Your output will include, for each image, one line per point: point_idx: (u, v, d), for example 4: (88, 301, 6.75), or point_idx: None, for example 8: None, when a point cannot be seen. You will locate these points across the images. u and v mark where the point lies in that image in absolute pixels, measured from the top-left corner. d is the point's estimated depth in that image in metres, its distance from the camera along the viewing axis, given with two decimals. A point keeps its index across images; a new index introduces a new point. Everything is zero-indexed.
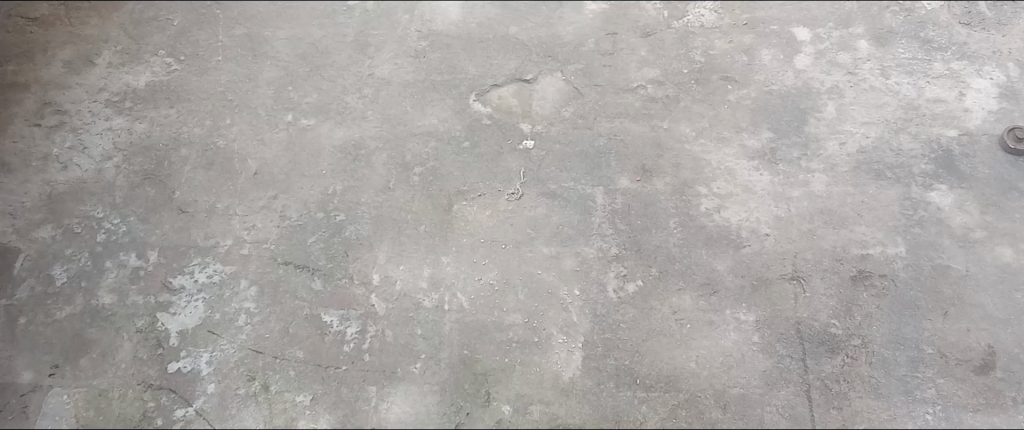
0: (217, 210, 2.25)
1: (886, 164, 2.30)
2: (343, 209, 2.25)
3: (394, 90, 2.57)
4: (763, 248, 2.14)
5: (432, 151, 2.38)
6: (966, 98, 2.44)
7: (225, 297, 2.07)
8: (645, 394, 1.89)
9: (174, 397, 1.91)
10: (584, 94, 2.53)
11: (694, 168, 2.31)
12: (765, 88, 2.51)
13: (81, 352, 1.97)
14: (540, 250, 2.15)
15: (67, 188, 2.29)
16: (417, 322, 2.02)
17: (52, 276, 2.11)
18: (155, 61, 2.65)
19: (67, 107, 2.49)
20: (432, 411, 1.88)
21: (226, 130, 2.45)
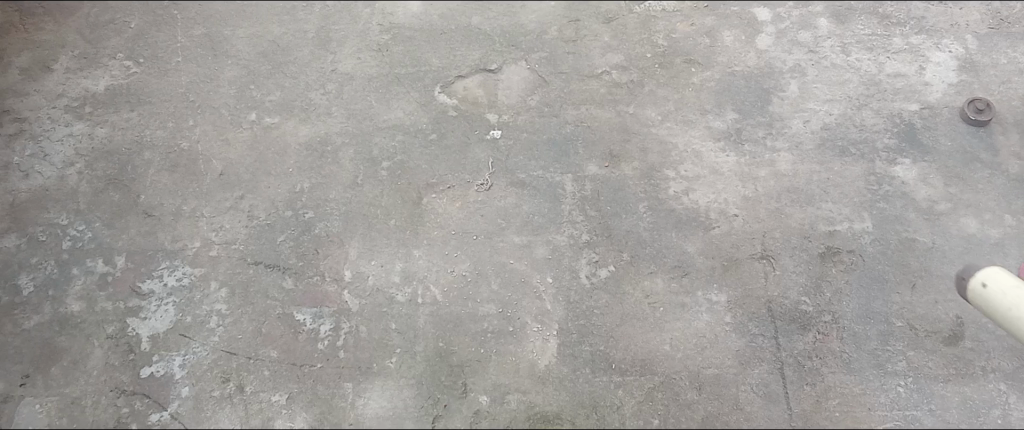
0: (183, 212, 2.23)
1: (850, 141, 2.32)
2: (312, 206, 2.24)
3: (358, 84, 2.55)
4: (732, 228, 2.16)
5: (399, 145, 2.37)
6: (926, 71, 2.48)
7: (195, 300, 2.06)
8: (620, 378, 1.90)
9: (148, 402, 1.89)
10: (549, 82, 2.53)
11: (661, 151, 2.32)
12: (728, 70, 2.53)
13: (51, 361, 1.95)
14: (511, 240, 2.15)
15: (29, 197, 2.26)
16: (391, 316, 2.02)
17: (19, 286, 2.08)
18: (114, 65, 2.61)
19: (25, 114, 2.45)
20: (410, 405, 1.87)
21: (190, 132, 2.43)
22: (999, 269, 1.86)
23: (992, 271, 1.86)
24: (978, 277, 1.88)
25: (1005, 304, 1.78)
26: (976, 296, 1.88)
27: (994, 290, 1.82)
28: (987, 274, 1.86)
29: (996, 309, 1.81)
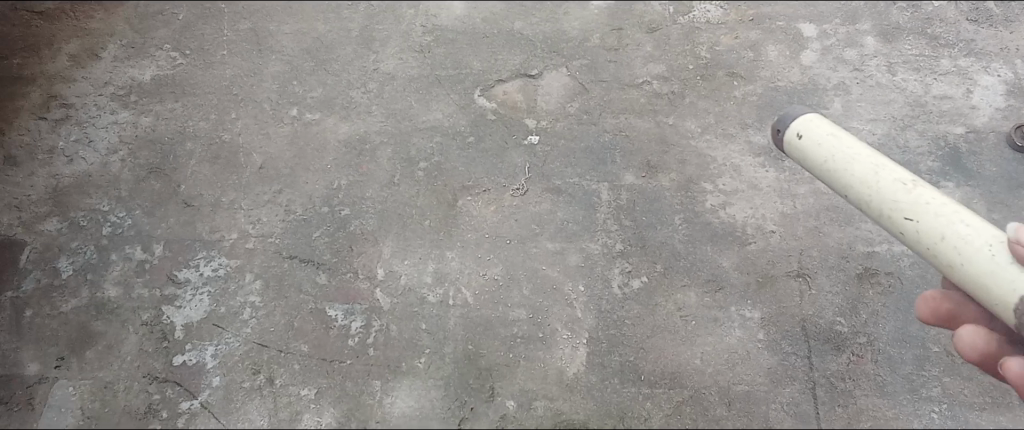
0: (222, 204, 2.26)
1: (892, 161, 2.28)
2: (348, 203, 2.25)
3: (399, 84, 2.57)
4: (768, 245, 2.13)
5: (437, 146, 2.38)
6: (973, 95, 2.44)
7: (230, 290, 2.08)
8: (649, 390, 1.89)
9: (179, 389, 1.91)
10: (589, 89, 2.53)
11: (699, 164, 2.30)
12: (771, 84, 2.51)
13: (87, 345, 1.98)
14: (545, 246, 2.15)
15: (72, 182, 2.30)
16: (422, 316, 2.02)
17: (58, 269, 2.12)
18: (160, 55, 2.66)
19: (72, 100, 2.50)
20: (436, 405, 1.87)
21: (231, 124, 2.46)
22: (814, 117, 1.75)
23: (806, 121, 1.75)
24: (793, 129, 1.76)
25: (827, 153, 1.67)
26: (791, 151, 1.77)
27: (812, 138, 1.71)
28: (800, 125, 1.75)
29: (814, 160, 1.70)
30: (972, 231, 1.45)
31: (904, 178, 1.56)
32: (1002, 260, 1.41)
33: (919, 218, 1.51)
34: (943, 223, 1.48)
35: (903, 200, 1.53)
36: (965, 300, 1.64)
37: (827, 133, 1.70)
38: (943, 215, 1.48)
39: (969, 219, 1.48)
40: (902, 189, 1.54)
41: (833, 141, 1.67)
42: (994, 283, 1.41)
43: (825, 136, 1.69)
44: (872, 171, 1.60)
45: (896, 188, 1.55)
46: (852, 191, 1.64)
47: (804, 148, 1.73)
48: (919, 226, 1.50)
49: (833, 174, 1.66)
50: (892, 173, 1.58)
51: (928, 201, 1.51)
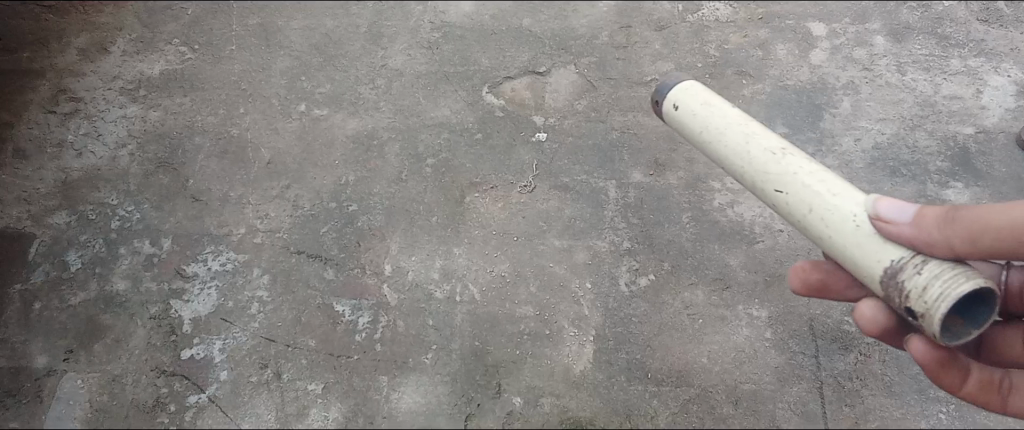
0: (230, 199, 2.26)
1: (901, 161, 2.27)
2: (356, 199, 2.25)
3: (407, 80, 2.57)
4: (776, 244, 2.13)
5: (444, 142, 2.39)
6: (983, 95, 2.43)
7: (238, 285, 2.09)
8: (656, 388, 1.89)
9: (186, 383, 1.92)
10: (597, 87, 2.53)
11: (707, 162, 2.30)
12: (780, 83, 2.50)
13: (95, 338, 1.99)
14: (552, 243, 2.15)
15: (81, 175, 2.30)
16: (429, 312, 2.02)
17: (67, 262, 2.12)
18: (169, 50, 2.67)
19: (81, 94, 2.51)
20: (443, 401, 1.87)
21: (240, 119, 2.46)
22: (692, 85, 1.73)
23: (683, 90, 1.73)
24: (674, 102, 1.72)
25: (708, 126, 1.64)
26: (676, 123, 1.73)
27: (694, 114, 1.68)
28: (677, 94, 1.72)
29: (693, 132, 1.68)
30: (839, 197, 1.42)
31: (774, 147, 1.53)
32: (868, 229, 1.38)
33: (787, 189, 1.48)
34: (811, 194, 1.44)
35: (774, 169, 1.50)
36: (834, 268, 1.61)
37: (706, 107, 1.66)
38: (812, 185, 1.45)
39: (835, 187, 1.44)
40: (771, 159, 1.51)
41: (712, 112, 1.64)
42: (864, 255, 1.37)
43: (704, 108, 1.66)
44: (745, 141, 1.57)
45: (766, 159, 1.52)
46: (731, 164, 1.61)
47: (687, 122, 1.69)
48: (789, 196, 1.47)
49: (713, 148, 1.63)
50: (763, 142, 1.55)
51: (796, 171, 1.48)
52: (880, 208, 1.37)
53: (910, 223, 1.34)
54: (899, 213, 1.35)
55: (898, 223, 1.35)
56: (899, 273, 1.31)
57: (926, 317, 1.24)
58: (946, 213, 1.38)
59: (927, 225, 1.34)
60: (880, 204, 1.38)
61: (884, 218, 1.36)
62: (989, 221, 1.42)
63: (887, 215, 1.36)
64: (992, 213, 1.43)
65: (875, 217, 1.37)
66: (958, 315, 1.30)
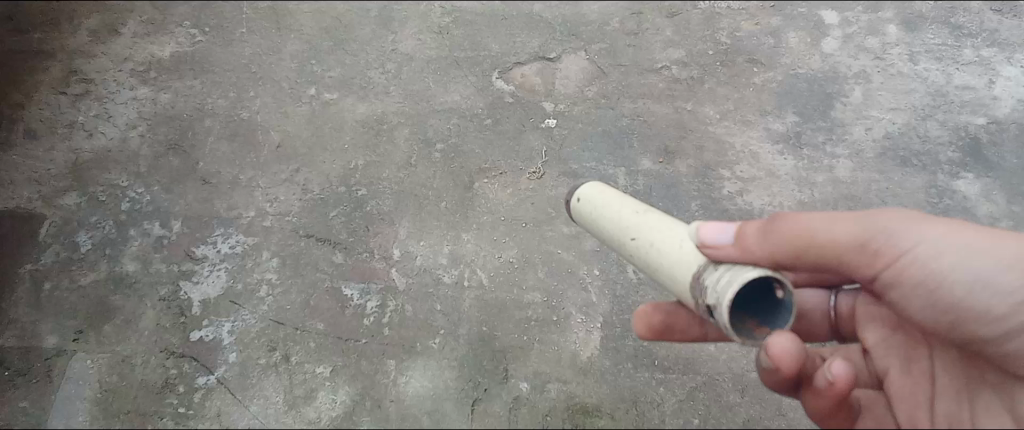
0: (240, 182, 2.27)
1: (912, 151, 2.26)
2: (365, 184, 2.26)
3: (417, 65, 2.57)
4: None
5: (454, 128, 2.38)
6: (996, 85, 2.42)
7: (247, 268, 2.09)
8: (662, 375, 1.89)
9: (196, 365, 1.93)
10: (608, 73, 2.52)
11: (718, 150, 2.29)
12: (792, 71, 2.49)
13: (105, 319, 2.00)
14: (561, 230, 2.15)
15: (91, 157, 2.31)
16: (437, 297, 2.03)
17: (78, 243, 2.14)
18: (179, 32, 2.67)
19: (92, 76, 2.51)
20: (450, 386, 1.88)
21: (250, 102, 2.47)
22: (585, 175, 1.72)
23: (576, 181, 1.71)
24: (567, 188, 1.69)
25: (588, 205, 1.60)
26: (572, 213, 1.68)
27: (579, 197, 1.64)
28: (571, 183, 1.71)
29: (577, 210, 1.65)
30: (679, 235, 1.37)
31: (632, 206, 1.50)
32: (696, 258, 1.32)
33: (640, 237, 1.44)
34: (655, 234, 1.41)
35: (629, 221, 1.48)
36: (675, 308, 1.55)
37: (587, 189, 1.63)
38: (660, 226, 1.42)
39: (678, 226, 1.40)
40: (628, 217, 1.48)
41: (591, 193, 1.61)
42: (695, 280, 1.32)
43: (585, 192, 1.63)
44: (611, 206, 1.53)
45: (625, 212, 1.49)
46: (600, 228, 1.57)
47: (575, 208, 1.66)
48: (637, 242, 1.44)
49: (593, 224, 1.59)
50: (623, 203, 1.51)
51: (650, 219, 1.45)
52: (705, 234, 1.32)
53: (734, 246, 1.29)
54: (721, 235, 1.31)
55: (723, 248, 1.30)
56: (702, 277, 1.28)
57: (718, 314, 1.21)
58: (768, 228, 1.34)
59: (751, 245, 1.30)
60: (703, 230, 1.33)
61: (707, 242, 1.31)
62: (815, 235, 1.35)
63: (710, 240, 1.31)
64: (819, 224, 1.36)
65: (700, 243, 1.32)
66: (760, 319, 1.30)
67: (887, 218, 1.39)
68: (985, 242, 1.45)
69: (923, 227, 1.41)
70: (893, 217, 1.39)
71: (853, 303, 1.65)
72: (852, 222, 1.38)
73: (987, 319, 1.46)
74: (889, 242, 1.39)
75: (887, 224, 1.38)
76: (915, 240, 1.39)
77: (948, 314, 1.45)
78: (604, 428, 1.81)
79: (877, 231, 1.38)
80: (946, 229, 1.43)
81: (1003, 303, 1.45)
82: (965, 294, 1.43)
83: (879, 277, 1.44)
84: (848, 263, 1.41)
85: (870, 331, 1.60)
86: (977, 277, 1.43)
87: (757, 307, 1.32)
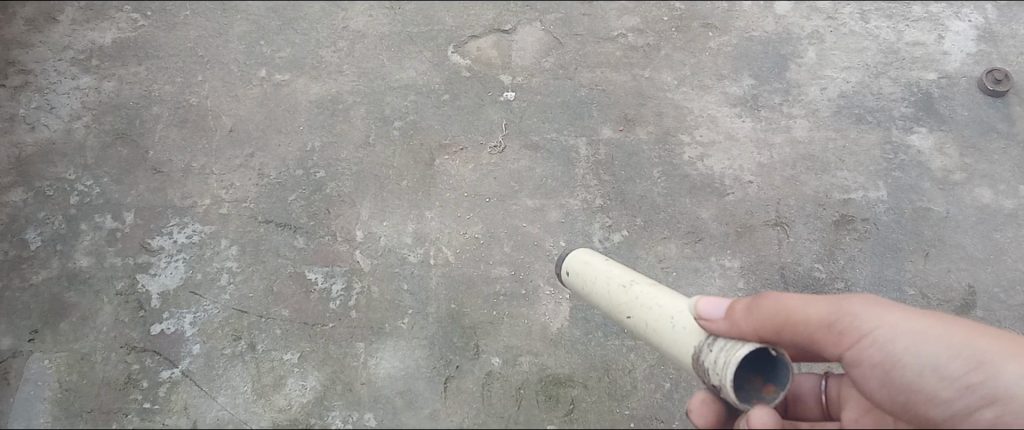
0: (193, 169, 2.21)
1: (867, 108, 2.29)
2: (323, 165, 2.21)
3: (369, 42, 2.52)
4: (746, 195, 2.12)
5: (411, 104, 2.35)
6: (945, 40, 2.45)
7: (205, 257, 2.04)
8: (633, 342, 1.90)
9: (159, 359, 1.89)
10: (564, 44, 2.49)
11: (677, 115, 2.28)
12: (746, 34, 2.49)
13: (60, 317, 1.94)
14: (525, 203, 2.13)
15: (35, 150, 2.23)
16: (403, 277, 2.01)
17: (27, 241, 2.06)
18: (121, 18, 2.57)
19: (31, 66, 2.42)
20: (421, 365, 1.87)
21: (199, 87, 2.40)
22: (583, 251, 1.81)
23: (574, 256, 1.80)
24: (564, 266, 1.81)
25: (585, 278, 1.71)
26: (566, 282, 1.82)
27: (576, 273, 1.75)
28: (568, 262, 1.80)
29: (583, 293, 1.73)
30: (664, 306, 1.47)
31: (624, 283, 1.59)
32: (685, 322, 1.41)
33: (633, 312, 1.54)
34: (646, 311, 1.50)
35: (624, 300, 1.57)
36: None
37: (583, 262, 1.75)
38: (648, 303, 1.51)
39: (665, 299, 1.49)
40: (621, 292, 1.58)
41: (587, 270, 1.71)
42: (675, 342, 1.42)
43: (580, 268, 1.74)
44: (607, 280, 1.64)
45: (618, 292, 1.59)
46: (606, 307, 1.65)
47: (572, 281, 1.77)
48: (635, 320, 1.53)
49: (590, 295, 1.69)
50: (615, 282, 1.61)
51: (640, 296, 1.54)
52: (699, 302, 1.39)
53: (724, 317, 1.33)
54: (713, 308, 1.36)
55: (715, 320, 1.34)
56: (700, 356, 1.34)
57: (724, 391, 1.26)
58: (748, 303, 1.35)
59: (744, 320, 1.32)
60: (703, 306, 1.37)
61: (703, 316, 1.36)
62: (791, 316, 1.36)
63: (706, 312, 1.36)
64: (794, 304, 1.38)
65: (698, 316, 1.38)
66: (767, 378, 1.30)
67: (859, 302, 1.39)
68: (940, 321, 1.41)
69: (885, 313, 1.38)
70: (860, 302, 1.39)
71: (841, 386, 1.52)
72: (822, 306, 1.39)
73: (941, 403, 1.36)
74: (856, 324, 1.37)
75: (860, 311, 1.38)
76: (880, 325, 1.36)
77: (904, 392, 1.36)
78: (577, 398, 1.82)
79: (846, 314, 1.38)
80: (903, 310, 1.40)
81: (953, 391, 1.37)
82: (918, 378, 1.35)
83: (844, 358, 1.40)
84: (818, 344, 1.41)
85: (848, 409, 1.45)
86: (927, 360, 1.36)
87: (761, 371, 1.31)
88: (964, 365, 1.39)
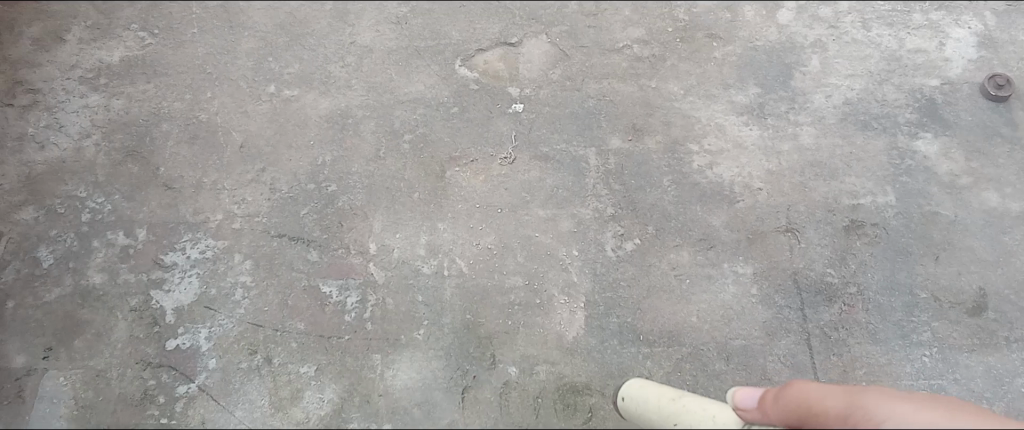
0: (204, 185, 2.22)
1: (872, 115, 2.32)
2: (334, 179, 2.22)
3: (377, 57, 2.53)
4: (756, 202, 2.14)
5: (421, 118, 2.36)
6: (946, 47, 2.48)
7: (219, 272, 2.05)
8: (649, 350, 1.91)
9: (175, 374, 1.89)
10: (570, 56, 2.52)
11: (684, 125, 2.31)
12: (750, 44, 2.52)
13: (75, 334, 1.94)
14: (537, 213, 2.14)
15: (46, 169, 2.23)
16: (417, 288, 2.01)
17: (39, 258, 2.06)
18: (128, 36, 2.58)
19: (40, 85, 2.42)
20: (438, 376, 1.87)
21: (208, 104, 2.41)
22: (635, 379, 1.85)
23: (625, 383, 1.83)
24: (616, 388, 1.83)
25: (634, 392, 1.73)
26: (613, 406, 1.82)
27: (630, 397, 1.73)
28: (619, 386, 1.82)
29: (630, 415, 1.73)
30: (709, 411, 1.52)
31: (668, 395, 1.65)
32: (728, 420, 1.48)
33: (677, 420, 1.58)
34: (692, 414, 1.55)
35: (669, 407, 1.61)
36: None
37: (633, 382, 1.77)
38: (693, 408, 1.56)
39: (709, 406, 1.54)
40: (665, 403, 1.63)
41: (642, 390, 1.71)
42: None
43: (635, 389, 1.73)
44: (650, 396, 1.67)
45: (663, 402, 1.64)
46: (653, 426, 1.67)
47: (627, 407, 1.73)
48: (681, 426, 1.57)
49: (638, 415, 1.70)
50: (661, 395, 1.66)
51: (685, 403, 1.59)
52: (736, 393, 1.49)
53: (757, 406, 1.42)
54: (750, 397, 1.45)
55: (750, 409, 1.43)
56: None
57: None
58: (776, 392, 1.40)
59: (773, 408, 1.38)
60: (744, 397, 1.46)
61: (739, 405, 1.46)
62: (808, 401, 1.32)
63: (742, 401, 1.45)
64: (814, 393, 1.33)
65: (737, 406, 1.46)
66: None
67: (874, 395, 1.30)
68: (968, 420, 1.27)
69: (903, 407, 1.27)
70: (875, 394, 1.30)
71: None
72: (836, 396, 1.31)
73: None
74: (867, 413, 1.26)
75: (872, 402, 1.28)
76: (892, 414, 1.25)
77: None
78: (595, 406, 1.84)
79: (859, 403, 1.29)
80: (924, 406, 1.28)
81: None
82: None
83: None
84: None
85: None
86: None
87: None
88: None
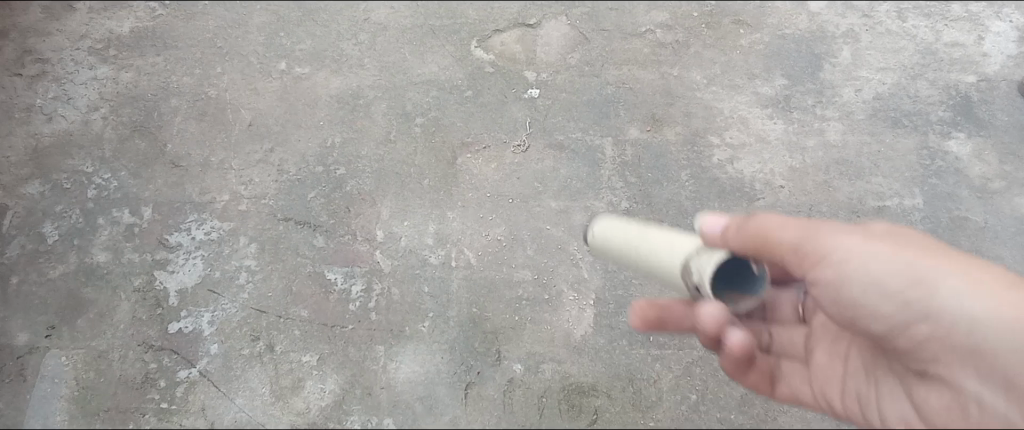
0: (211, 164, 2.17)
1: (903, 112, 2.22)
2: (343, 163, 2.17)
3: (392, 36, 2.47)
4: (778, 200, 2.05)
5: (433, 100, 2.30)
6: (985, 42, 2.38)
7: (224, 255, 2.01)
8: (658, 352, 1.85)
9: (176, 358, 1.86)
10: (590, 39, 2.44)
11: (706, 116, 2.23)
12: (779, 32, 2.43)
13: (77, 313, 1.91)
14: (549, 205, 2.08)
15: (53, 141, 2.20)
16: (424, 278, 1.97)
17: (43, 234, 2.04)
18: (140, 7, 2.54)
19: (48, 55, 2.38)
20: (442, 370, 1.83)
21: (217, 79, 2.36)
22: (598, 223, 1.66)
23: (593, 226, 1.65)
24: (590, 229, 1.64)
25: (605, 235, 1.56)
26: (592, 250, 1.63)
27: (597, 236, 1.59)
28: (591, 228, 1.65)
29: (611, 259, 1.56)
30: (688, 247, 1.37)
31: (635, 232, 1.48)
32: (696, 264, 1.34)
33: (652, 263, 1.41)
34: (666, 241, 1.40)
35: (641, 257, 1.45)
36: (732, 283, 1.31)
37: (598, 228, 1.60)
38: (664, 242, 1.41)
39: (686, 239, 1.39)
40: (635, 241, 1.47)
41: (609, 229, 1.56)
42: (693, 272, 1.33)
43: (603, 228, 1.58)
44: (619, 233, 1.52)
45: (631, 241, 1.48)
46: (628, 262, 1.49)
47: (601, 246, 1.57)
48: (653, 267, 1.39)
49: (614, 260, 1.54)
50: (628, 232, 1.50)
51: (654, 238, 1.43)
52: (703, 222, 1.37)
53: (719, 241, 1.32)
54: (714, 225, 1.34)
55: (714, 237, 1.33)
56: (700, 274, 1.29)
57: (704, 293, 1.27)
58: (738, 220, 1.32)
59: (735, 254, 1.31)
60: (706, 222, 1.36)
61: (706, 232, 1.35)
62: (769, 232, 1.29)
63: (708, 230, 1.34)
64: (771, 222, 1.30)
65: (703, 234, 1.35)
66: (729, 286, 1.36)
67: (823, 225, 1.32)
68: (918, 242, 1.34)
69: (856, 239, 1.31)
70: (828, 227, 1.32)
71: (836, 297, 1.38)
72: (791, 227, 1.31)
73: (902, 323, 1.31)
74: (820, 245, 1.30)
75: (824, 232, 1.31)
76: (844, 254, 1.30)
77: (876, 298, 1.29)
78: (601, 408, 1.78)
79: (813, 231, 1.31)
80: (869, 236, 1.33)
81: (898, 308, 1.30)
82: (867, 299, 1.31)
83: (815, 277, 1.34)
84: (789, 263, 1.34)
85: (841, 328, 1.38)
86: (878, 277, 1.29)
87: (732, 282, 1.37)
88: (913, 278, 1.29)
